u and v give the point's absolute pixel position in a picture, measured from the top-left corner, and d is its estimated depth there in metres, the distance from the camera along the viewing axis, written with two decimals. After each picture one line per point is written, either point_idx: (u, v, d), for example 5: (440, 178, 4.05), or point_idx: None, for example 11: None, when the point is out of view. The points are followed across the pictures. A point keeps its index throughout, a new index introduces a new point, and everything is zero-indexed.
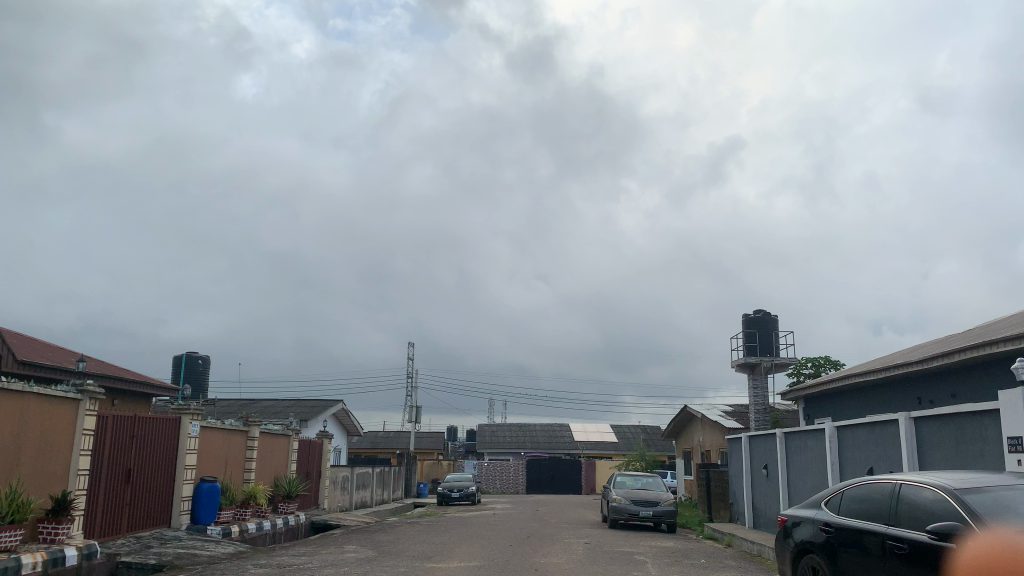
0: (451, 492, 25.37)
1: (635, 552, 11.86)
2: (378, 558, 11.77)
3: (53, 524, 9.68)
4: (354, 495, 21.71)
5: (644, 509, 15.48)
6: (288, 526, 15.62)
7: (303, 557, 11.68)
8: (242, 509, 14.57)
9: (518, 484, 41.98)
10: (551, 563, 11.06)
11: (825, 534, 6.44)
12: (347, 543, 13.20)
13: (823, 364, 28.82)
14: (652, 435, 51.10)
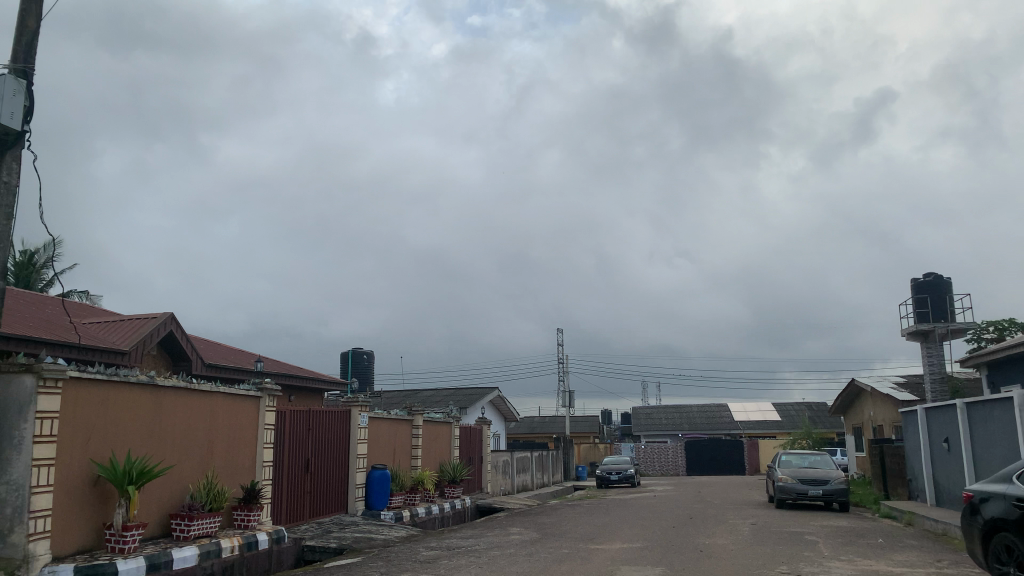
0: (610, 475, 25.40)
1: (805, 532, 11.43)
2: (543, 540, 11.97)
3: (246, 511, 10.58)
4: (515, 479, 22.21)
5: (814, 488, 14.84)
6: (455, 510, 16.21)
7: (471, 539, 12.08)
8: (411, 494, 15.28)
9: (678, 466, 41.41)
10: (717, 544, 10.86)
11: (1018, 510, 5.94)
12: (512, 526, 13.55)
13: (1008, 327, 26.45)
14: (817, 411, 48.81)
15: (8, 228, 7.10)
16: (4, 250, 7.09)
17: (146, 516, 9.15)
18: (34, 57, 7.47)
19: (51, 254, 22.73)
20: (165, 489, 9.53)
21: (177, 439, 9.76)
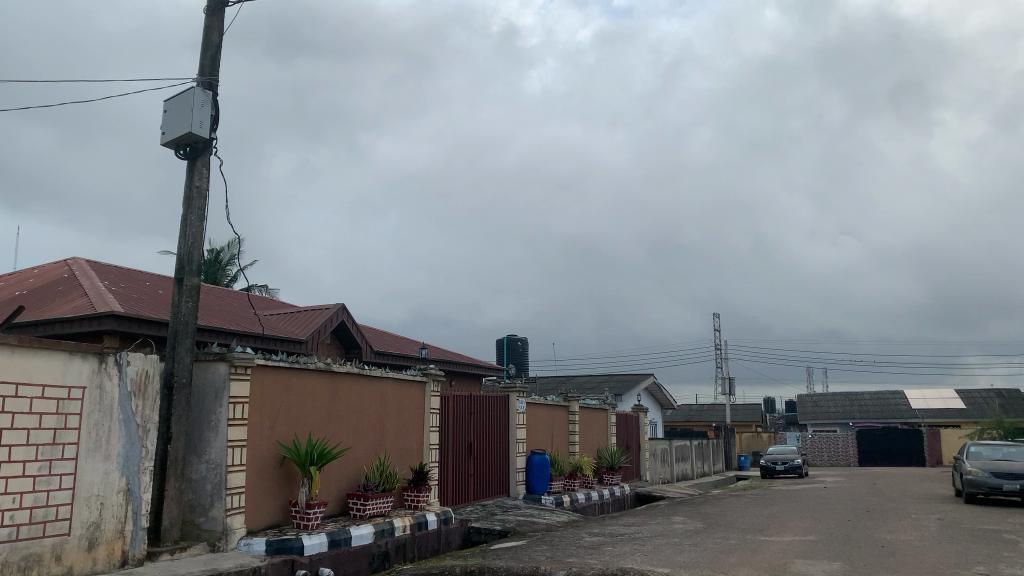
0: (774, 465, 24.46)
1: (1003, 531, 10.49)
2: (708, 530, 11.67)
3: (415, 492, 11.02)
4: (674, 467, 21.86)
5: (1009, 482, 13.60)
6: (615, 496, 16.16)
7: (634, 526, 11.98)
8: (571, 480, 15.37)
9: (849, 456, 39.29)
10: (900, 540, 10.18)
11: None
12: (675, 514, 13.32)
13: None
14: (1008, 400, 44.71)
15: (200, 228, 7.68)
16: (198, 249, 7.67)
17: (327, 495, 9.72)
18: (218, 70, 8.04)
19: (234, 251, 24.67)
20: (342, 469, 10.09)
21: (351, 422, 10.29)
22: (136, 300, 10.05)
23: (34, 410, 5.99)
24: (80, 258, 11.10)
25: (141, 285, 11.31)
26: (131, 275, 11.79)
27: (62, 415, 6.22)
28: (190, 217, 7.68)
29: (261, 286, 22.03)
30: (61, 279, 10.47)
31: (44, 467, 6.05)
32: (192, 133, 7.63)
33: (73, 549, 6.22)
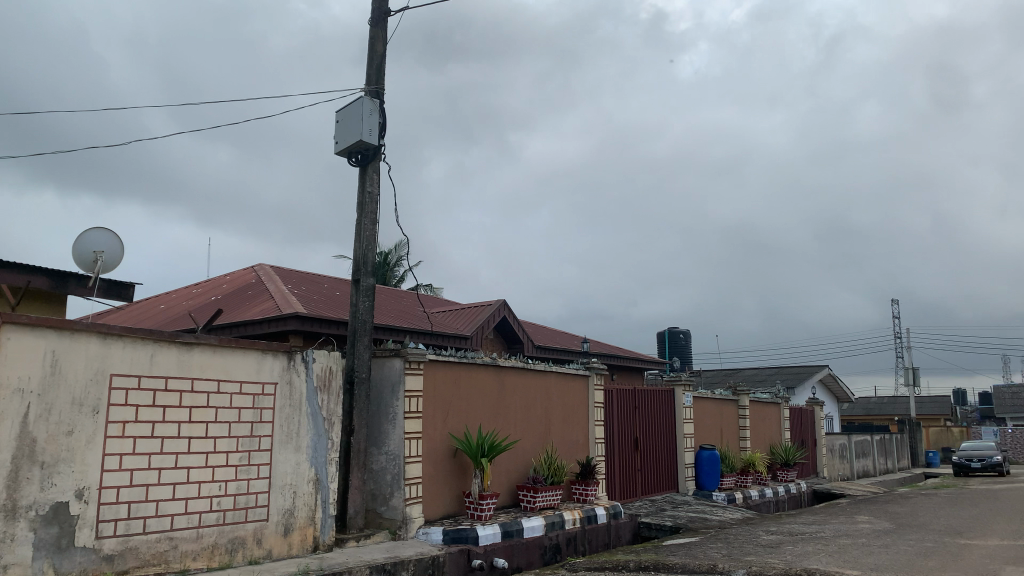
0: (970, 462, 22.49)
1: None
2: (898, 530, 10.88)
3: (583, 485, 10.99)
4: (854, 463, 20.61)
5: None
6: (791, 494, 15.44)
7: (815, 525, 11.38)
8: (743, 476, 14.84)
9: None
10: None
11: None
12: (859, 514, 12.53)
13: None
14: None
15: (373, 231, 8.00)
16: (371, 251, 8.00)
17: (498, 487, 9.90)
18: (383, 77, 8.34)
19: (401, 253, 25.78)
20: (512, 462, 10.24)
21: (519, 416, 10.43)
22: (317, 302, 10.68)
23: (234, 404, 6.48)
24: (266, 265, 11.94)
25: (319, 288, 12.02)
26: (310, 278, 12.56)
27: (258, 410, 6.68)
28: (364, 221, 8.02)
29: (426, 285, 22.83)
30: (250, 284, 11.30)
31: (244, 457, 6.53)
32: (362, 141, 7.95)
33: (271, 534, 6.66)
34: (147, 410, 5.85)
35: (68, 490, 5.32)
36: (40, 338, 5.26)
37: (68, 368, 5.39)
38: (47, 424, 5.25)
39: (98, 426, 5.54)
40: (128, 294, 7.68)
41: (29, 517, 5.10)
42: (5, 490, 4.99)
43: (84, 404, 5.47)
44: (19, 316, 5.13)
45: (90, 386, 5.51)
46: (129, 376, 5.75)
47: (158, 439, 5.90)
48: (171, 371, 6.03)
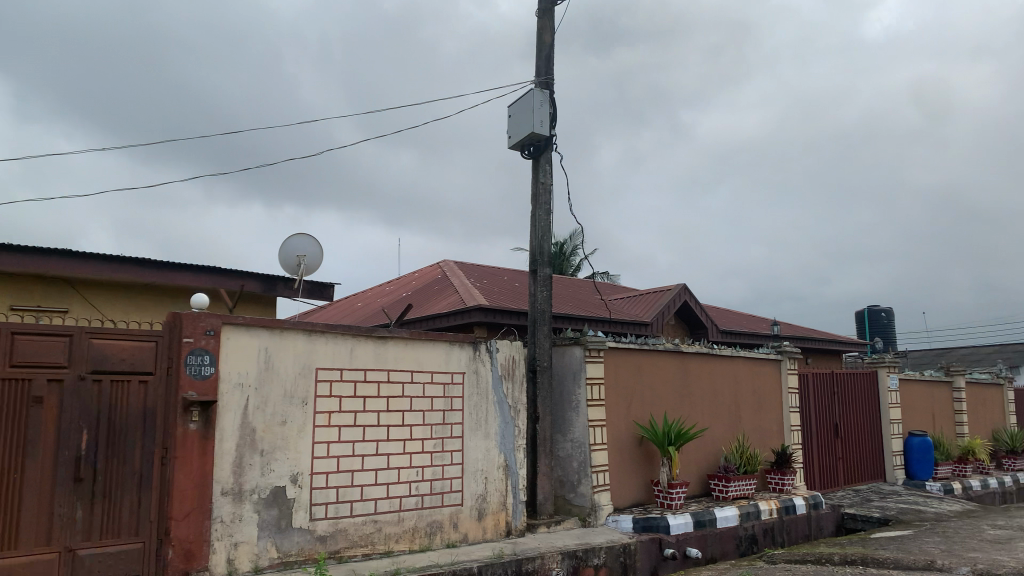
0: None
1: None
2: None
3: (780, 474, 10.45)
4: None
5: None
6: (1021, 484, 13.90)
7: None
8: (961, 464, 13.55)
9: None
10: None
11: None
12: None
13: None
14: None
15: (548, 221, 8.04)
16: (547, 241, 8.04)
17: (688, 475, 9.66)
18: (552, 67, 8.33)
19: (579, 241, 25.91)
20: (701, 450, 9.96)
21: (706, 403, 10.11)
22: (498, 294, 10.91)
23: (426, 393, 6.76)
24: (450, 260, 12.37)
25: (500, 280, 12.29)
26: (491, 271, 12.89)
27: (449, 399, 6.93)
28: (539, 212, 8.07)
29: (605, 272, 22.70)
30: (436, 280, 11.76)
31: (437, 444, 6.80)
32: (535, 132, 7.95)
33: (466, 519, 6.88)
34: (349, 400, 6.23)
35: (284, 475, 5.78)
36: (255, 336, 5.74)
37: (279, 364, 5.85)
38: (263, 415, 5.73)
39: (307, 416, 5.97)
40: (330, 293, 8.21)
41: (253, 500, 5.59)
42: (233, 474, 5.51)
43: (294, 396, 5.91)
44: (235, 317, 5.63)
45: (299, 379, 5.95)
46: (332, 369, 6.15)
47: (359, 428, 6.27)
48: (368, 364, 6.38)
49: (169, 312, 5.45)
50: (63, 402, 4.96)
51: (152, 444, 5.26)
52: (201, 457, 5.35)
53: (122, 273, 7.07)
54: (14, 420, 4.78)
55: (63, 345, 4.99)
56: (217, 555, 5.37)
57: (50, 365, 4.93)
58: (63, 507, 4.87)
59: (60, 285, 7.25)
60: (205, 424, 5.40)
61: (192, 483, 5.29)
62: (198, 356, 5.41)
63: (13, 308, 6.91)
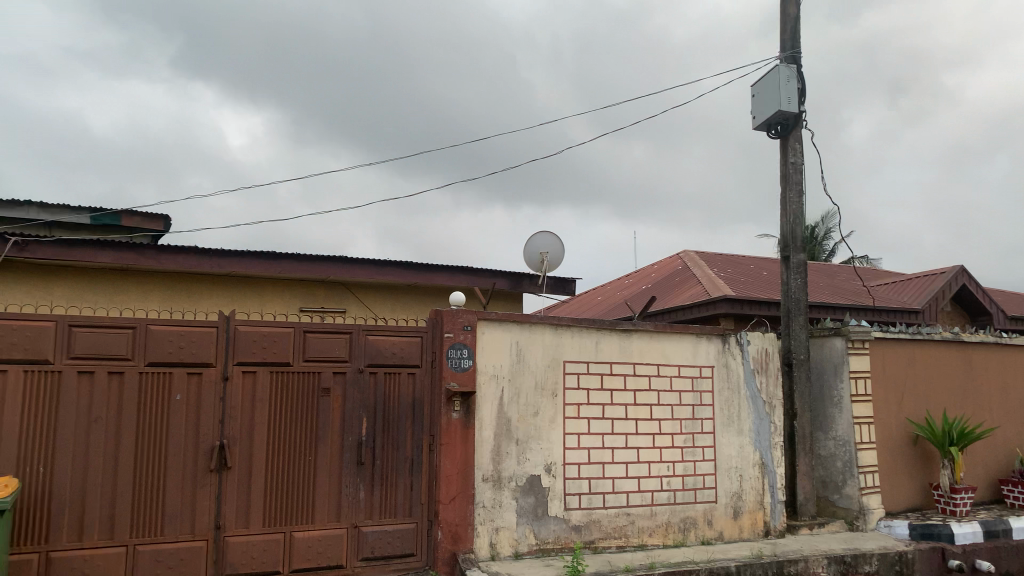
0: None
1: None
2: None
3: None
4: None
5: None
6: None
7: None
8: None
9: None
10: None
11: None
12: None
13: None
14: None
15: (800, 204, 7.55)
16: (800, 224, 7.56)
17: (974, 480, 8.61)
18: (799, 40, 7.79)
19: (830, 224, 24.21)
20: (990, 452, 8.83)
21: (994, 399, 8.96)
22: (745, 284, 10.45)
23: (674, 387, 6.65)
24: (692, 251, 12.06)
25: (747, 269, 11.78)
26: (737, 260, 12.40)
27: (698, 392, 6.76)
28: (790, 194, 7.59)
29: (863, 257, 20.97)
30: (678, 271, 11.53)
31: (688, 439, 6.65)
32: (782, 110, 7.50)
33: (721, 516, 6.67)
34: (598, 393, 6.30)
35: (539, 465, 5.96)
36: (507, 331, 5.99)
37: (530, 357, 6.05)
38: (518, 406, 5.96)
39: (558, 408, 6.11)
40: (573, 287, 8.34)
41: (511, 487, 5.83)
42: (492, 462, 5.79)
43: (545, 388, 6.09)
44: (490, 313, 5.91)
45: (549, 372, 6.11)
46: (580, 362, 6.25)
47: (609, 420, 6.31)
48: (615, 357, 6.41)
49: (430, 309, 5.85)
50: (346, 393, 5.50)
51: (421, 433, 5.67)
52: (463, 445, 5.68)
53: (389, 275, 7.68)
54: (307, 409, 5.38)
55: (344, 341, 5.53)
56: (481, 539, 5.67)
57: (334, 359, 5.49)
58: (348, 488, 5.41)
59: (338, 288, 8.05)
60: (466, 414, 5.73)
61: (456, 469, 5.64)
62: (457, 350, 5.75)
63: (300, 310, 7.81)
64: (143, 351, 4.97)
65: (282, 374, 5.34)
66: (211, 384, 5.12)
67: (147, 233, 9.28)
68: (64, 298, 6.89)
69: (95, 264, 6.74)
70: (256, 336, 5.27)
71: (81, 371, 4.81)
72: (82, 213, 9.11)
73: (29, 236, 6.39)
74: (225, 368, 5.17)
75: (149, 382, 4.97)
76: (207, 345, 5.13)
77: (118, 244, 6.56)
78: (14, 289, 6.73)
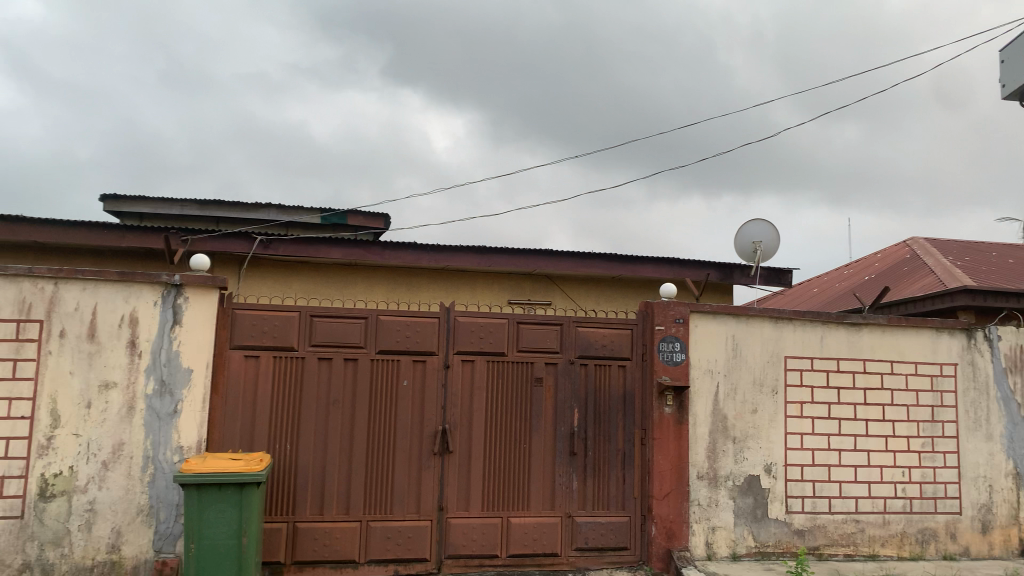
0: None
1: None
2: None
3: None
4: None
5: None
6: None
7: None
8: None
9: None
10: None
11: None
12: None
13: None
14: None
15: None
16: None
17: None
18: None
19: None
20: None
21: None
22: (988, 273, 9.37)
23: (910, 386, 6.09)
24: (922, 238, 11.01)
25: (989, 256, 10.56)
26: (977, 247, 11.15)
27: (938, 393, 6.14)
28: None
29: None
30: (907, 260, 10.57)
31: (927, 444, 6.06)
32: None
33: (967, 530, 6.02)
34: (822, 391, 5.91)
35: (758, 464, 5.69)
36: (722, 324, 5.77)
37: (748, 351, 5.79)
38: (734, 402, 5.72)
39: (778, 406, 5.80)
40: (788, 278, 7.87)
41: (728, 486, 5.61)
42: (708, 459, 5.60)
43: (764, 384, 5.79)
44: (703, 305, 5.72)
45: (768, 367, 5.81)
46: (802, 358, 5.89)
47: (835, 420, 5.89)
48: (842, 353, 5.97)
49: (642, 301, 5.77)
50: (558, 383, 5.56)
51: (633, 426, 5.61)
52: (678, 441, 5.54)
53: (597, 268, 7.66)
54: (522, 398, 5.49)
55: (556, 333, 5.59)
56: (697, 537, 5.51)
57: (546, 351, 5.56)
58: (562, 478, 5.46)
59: (545, 281, 8.17)
60: (679, 409, 5.58)
61: (670, 465, 5.50)
62: (669, 343, 5.62)
63: (509, 303, 8.01)
64: (372, 339, 5.30)
65: (497, 363, 5.49)
66: (433, 372, 5.37)
67: (370, 231, 9.95)
68: (301, 291, 7.54)
69: (327, 260, 7.31)
70: (474, 327, 5.46)
71: (321, 357, 5.22)
72: (314, 213, 9.94)
73: (273, 235, 7.04)
74: (445, 357, 5.40)
75: (378, 369, 5.30)
76: (429, 334, 5.38)
77: (347, 241, 7.06)
78: (260, 283, 7.46)
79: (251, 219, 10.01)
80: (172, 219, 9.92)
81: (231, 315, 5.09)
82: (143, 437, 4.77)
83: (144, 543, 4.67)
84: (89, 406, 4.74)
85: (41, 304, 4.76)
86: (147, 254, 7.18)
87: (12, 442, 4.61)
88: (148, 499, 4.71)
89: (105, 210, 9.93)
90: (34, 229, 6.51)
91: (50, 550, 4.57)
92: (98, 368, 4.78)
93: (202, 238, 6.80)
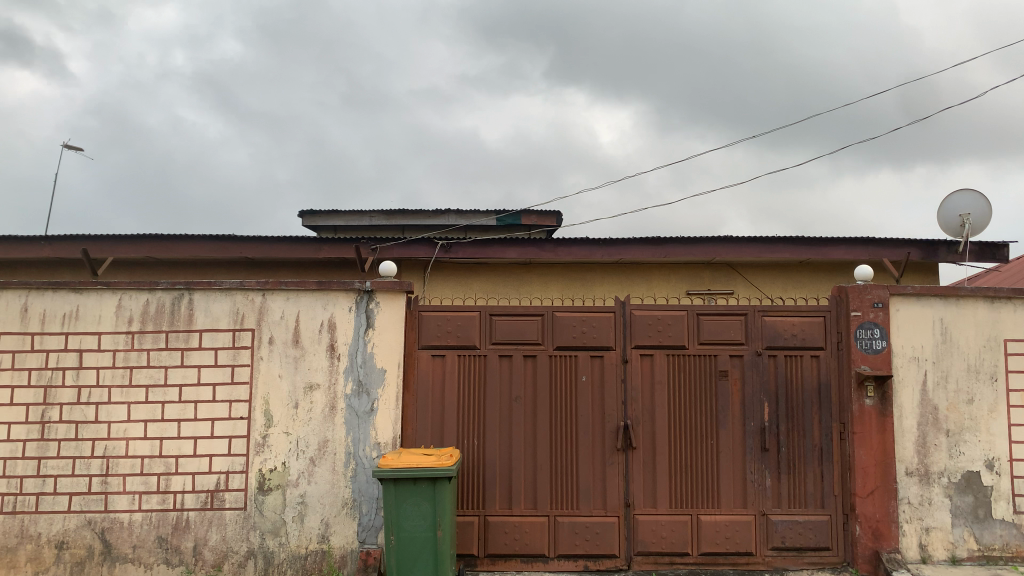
0: None
1: None
2: None
3: None
4: None
5: None
6: None
7: None
8: None
9: None
10: None
11: None
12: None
13: None
14: None
15: None
16: None
17: None
18: None
19: None
20: None
21: None
22: None
23: None
24: None
25: None
26: None
27: None
28: None
29: None
30: None
31: None
32: None
33: None
34: None
35: (978, 460, 5.17)
36: (929, 307, 5.29)
37: (959, 335, 5.27)
38: (947, 392, 5.22)
39: (998, 395, 5.23)
40: (1005, 253, 7.08)
41: (942, 484, 5.14)
42: (917, 454, 5.16)
43: (980, 371, 5.25)
44: (906, 287, 5.27)
45: (985, 352, 5.26)
46: None
47: None
48: None
49: (834, 286, 5.41)
50: (744, 375, 5.33)
51: (830, 419, 5.27)
52: (882, 435, 5.14)
53: (782, 253, 7.27)
54: (707, 392, 5.32)
55: (740, 323, 5.37)
56: (909, 538, 5.09)
57: (731, 342, 5.35)
58: (754, 474, 5.23)
59: (726, 269, 7.88)
60: (882, 401, 5.17)
61: (873, 461, 5.12)
62: (868, 330, 5.24)
63: (688, 294, 7.81)
64: (551, 336, 5.35)
65: (678, 357, 5.35)
66: (613, 366, 5.33)
67: (544, 229, 10.05)
68: (481, 291, 7.76)
69: (503, 260, 7.46)
70: (652, 320, 5.36)
71: (502, 355, 5.34)
72: (491, 215, 10.19)
73: (453, 238, 7.28)
74: (624, 351, 5.34)
75: (558, 365, 5.34)
76: (607, 329, 5.35)
77: (523, 240, 7.16)
78: (443, 285, 7.75)
79: (432, 224, 10.44)
80: (362, 229, 10.55)
81: (418, 317, 5.33)
82: (345, 434, 5.10)
83: (350, 534, 4.99)
84: (297, 406, 5.13)
85: (252, 314, 5.21)
86: (340, 263, 7.67)
87: (234, 440, 5.08)
88: (351, 493, 5.03)
89: (303, 225, 10.75)
90: (243, 245, 7.14)
91: (270, 539, 4.98)
92: (303, 371, 5.17)
93: (389, 245, 7.16)
